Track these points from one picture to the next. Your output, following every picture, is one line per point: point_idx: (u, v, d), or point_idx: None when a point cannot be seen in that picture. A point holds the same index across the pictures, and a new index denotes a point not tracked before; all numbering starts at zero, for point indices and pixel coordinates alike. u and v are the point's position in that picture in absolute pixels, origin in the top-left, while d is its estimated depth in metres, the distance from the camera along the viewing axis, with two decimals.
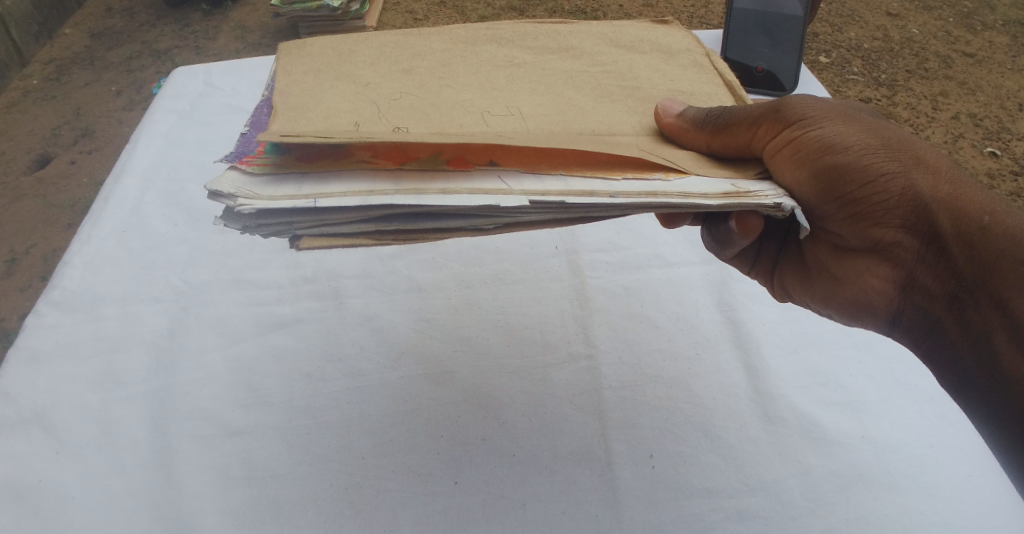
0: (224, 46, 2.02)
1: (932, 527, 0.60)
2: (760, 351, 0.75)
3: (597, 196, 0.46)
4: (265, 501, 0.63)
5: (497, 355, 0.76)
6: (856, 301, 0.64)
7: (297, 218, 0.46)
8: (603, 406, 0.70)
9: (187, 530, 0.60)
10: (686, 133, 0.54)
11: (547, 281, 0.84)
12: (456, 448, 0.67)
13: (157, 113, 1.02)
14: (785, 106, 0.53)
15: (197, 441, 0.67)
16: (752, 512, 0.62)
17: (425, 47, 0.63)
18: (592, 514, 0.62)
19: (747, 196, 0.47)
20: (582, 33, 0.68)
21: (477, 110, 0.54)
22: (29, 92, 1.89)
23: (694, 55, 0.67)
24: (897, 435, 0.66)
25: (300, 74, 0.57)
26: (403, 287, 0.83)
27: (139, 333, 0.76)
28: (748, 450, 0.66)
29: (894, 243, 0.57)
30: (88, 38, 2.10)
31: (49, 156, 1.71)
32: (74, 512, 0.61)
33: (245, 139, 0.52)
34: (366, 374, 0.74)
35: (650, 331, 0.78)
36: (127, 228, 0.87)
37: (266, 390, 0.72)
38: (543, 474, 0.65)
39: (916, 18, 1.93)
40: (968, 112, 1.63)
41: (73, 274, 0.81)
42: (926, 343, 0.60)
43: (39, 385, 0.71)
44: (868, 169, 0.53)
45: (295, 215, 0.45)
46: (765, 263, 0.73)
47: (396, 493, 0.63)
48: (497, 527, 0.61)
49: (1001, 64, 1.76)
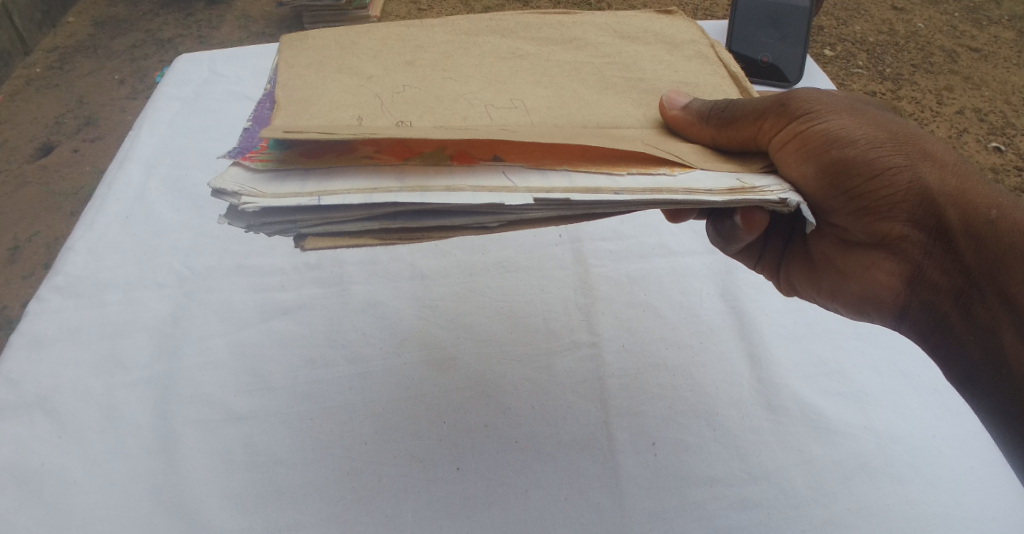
0: (228, 36, 2.02)
1: (934, 517, 0.60)
2: (764, 341, 0.74)
3: (601, 193, 0.45)
4: (266, 485, 0.63)
5: (500, 342, 0.76)
6: (863, 296, 0.64)
7: (301, 215, 0.45)
8: (605, 395, 0.70)
9: (188, 514, 0.61)
10: (692, 126, 0.54)
11: (551, 269, 0.84)
12: (458, 434, 0.67)
13: (160, 100, 1.02)
14: (792, 98, 0.54)
15: (199, 426, 0.67)
16: (755, 500, 0.62)
17: (429, 38, 0.63)
18: (593, 502, 0.62)
19: (753, 191, 0.47)
20: (586, 23, 0.67)
21: (480, 103, 0.54)
22: (33, 80, 1.89)
23: (698, 46, 0.66)
24: (899, 426, 0.66)
25: (303, 67, 0.57)
26: (406, 274, 0.83)
27: (142, 317, 0.76)
28: (751, 440, 0.66)
29: (901, 238, 0.57)
30: (92, 27, 2.09)
31: (52, 144, 1.71)
32: (77, 496, 0.62)
33: (248, 134, 0.52)
34: (369, 361, 0.74)
35: (653, 319, 0.78)
36: (131, 214, 0.87)
37: (269, 376, 0.72)
38: (545, 461, 0.65)
39: (921, 12, 1.92)
40: (973, 107, 1.62)
41: (76, 259, 0.81)
42: (932, 338, 0.60)
43: (42, 370, 0.71)
44: (874, 163, 0.53)
45: (297, 213, 0.45)
46: (770, 258, 0.73)
47: (398, 479, 0.64)
48: (499, 513, 0.61)
49: (1006, 59, 1.76)
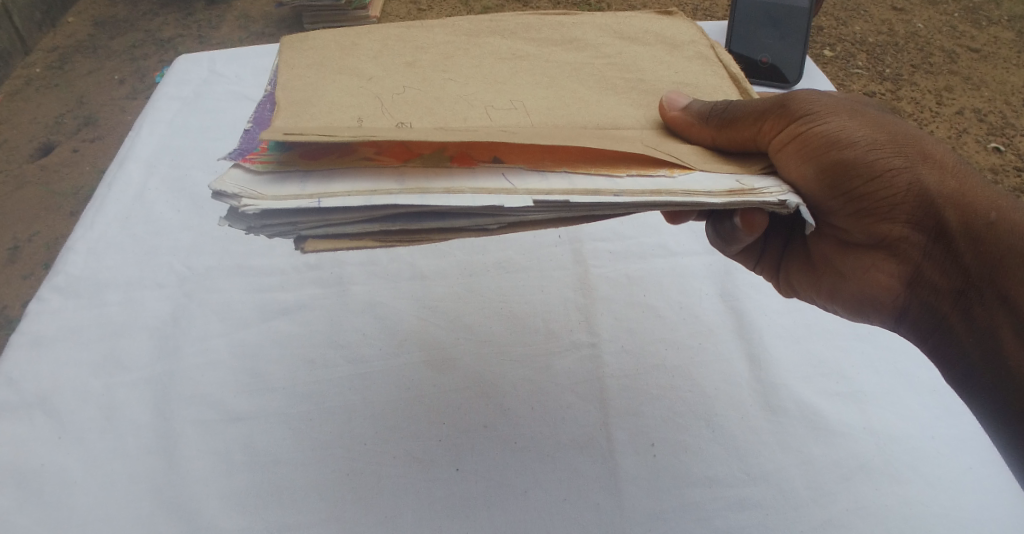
0: (228, 36, 2.02)
1: (933, 518, 0.60)
2: (763, 341, 0.75)
3: (601, 194, 0.45)
4: (266, 485, 0.63)
5: (500, 343, 0.76)
6: (863, 296, 0.64)
7: (301, 218, 0.45)
8: (605, 395, 0.70)
9: (188, 514, 0.61)
10: (692, 127, 0.54)
11: (550, 270, 0.84)
12: (458, 434, 0.67)
13: (160, 100, 1.02)
14: (792, 100, 0.54)
15: (199, 426, 0.67)
16: (754, 500, 0.62)
17: (429, 38, 0.63)
18: (593, 502, 0.62)
19: (752, 193, 0.47)
20: (586, 24, 0.68)
21: (480, 104, 0.54)
22: (33, 80, 1.89)
23: (698, 47, 0.66)
24: (898, 426, 0.66)
25: (303, 68, 0.57)
26: (406, 274, 0.83)
27: (142, 317, 0.76)
28: (749, 440, 0.66)
29: (900, 239, 0.57)
30: (92, 26, 2.09)
31: (52, 144, 1.71)
32: (77, 496, 0.62)
33: (249, 135, 0.52)
34: (368, 361, 0.74)
35: (652, 320, 0.78)
36: (131, 214, 0.87)
37: (269, 376, 0.72)
38: (545, 461, 0.65)
39: (920, 13, 1.93)
40: (972, 107, 1.62)
41: (76, 260, 0.81)
42: (931, 339, 0.60)
43: (42, 370, 0.71)
44: (874, 164, 0.53)
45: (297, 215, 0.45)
46: (770, 258, 0.73)
47: (398, 479, 0.64)
48: (498, 513, 0.61)
49: (1005, 60, 1.76)
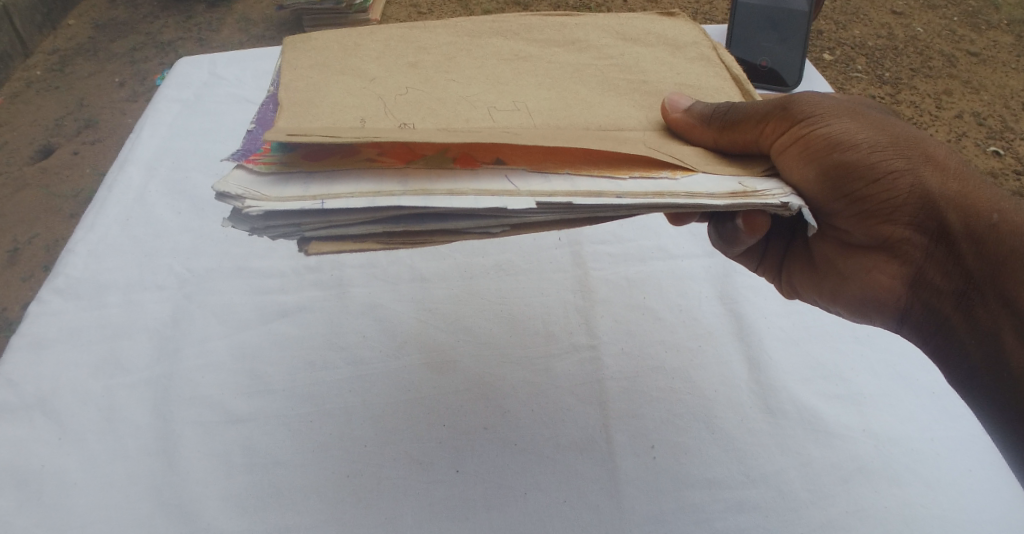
0: (228, 39, 2.02)
1: (933, 520, 0.60)
2: (762, 343, 0.75)
3: (603, 196, 0.45)
4: (265, 486, 0.63)
5: (500, 345, 0.76)
6: (865, 298, 0.64)
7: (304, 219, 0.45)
8: (605, 397, 0.70)
9: (187, 514, 0.61)
10: (693, 129, 0.54)
11: (550, 272, 0.84)
12: (457, 436, 0.67)
13: (161, 102, 1.02)
14: (793, 102, 0.54)
15: (198, 427, 0.67)
16: (753, 502, 0.62)
17: (431, 39, 0.63)
18: (592, 504, 0.62)
19: (754, 194, 0.47)
20: (588, 25, 0.68)
21: (482, 104, 0.54)
22: (33, 83, 1.90)
23: (700, 48, 0.67)
24: (898, 428, 0.66)
25: (306, 68, 0.57)
26: (405, 276, 0.84)
27: (142, 319, 0.76)
28: (749, 442, 0.66)
29: (902, 240, 0.57)
30: (92, 29, 2.10)
31: (52, 147, 1.71)
32: (76, 497, 0.62)
33: (251, 137, 0.52)
34: (368, 363, 0.74)
35: (652, 322, 0.78)
36: (131, 216, 0.87)
37: (268, 378, 0.72)
38: (544, 464, 0.65)
39: (919, 17, 1.93)
40: (971, 111, 1.63)
41: (77, 262, 0.81)
42: (933, 341, 0.60)
43: (42, 371, 0.71)
44: (876, 167, 0.53)
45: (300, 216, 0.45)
46: (772, 260, 0.73)
47: (397, 481, 0.64)
48: (498, 515, 0.61)
49: (1005, 64, 1.76)
